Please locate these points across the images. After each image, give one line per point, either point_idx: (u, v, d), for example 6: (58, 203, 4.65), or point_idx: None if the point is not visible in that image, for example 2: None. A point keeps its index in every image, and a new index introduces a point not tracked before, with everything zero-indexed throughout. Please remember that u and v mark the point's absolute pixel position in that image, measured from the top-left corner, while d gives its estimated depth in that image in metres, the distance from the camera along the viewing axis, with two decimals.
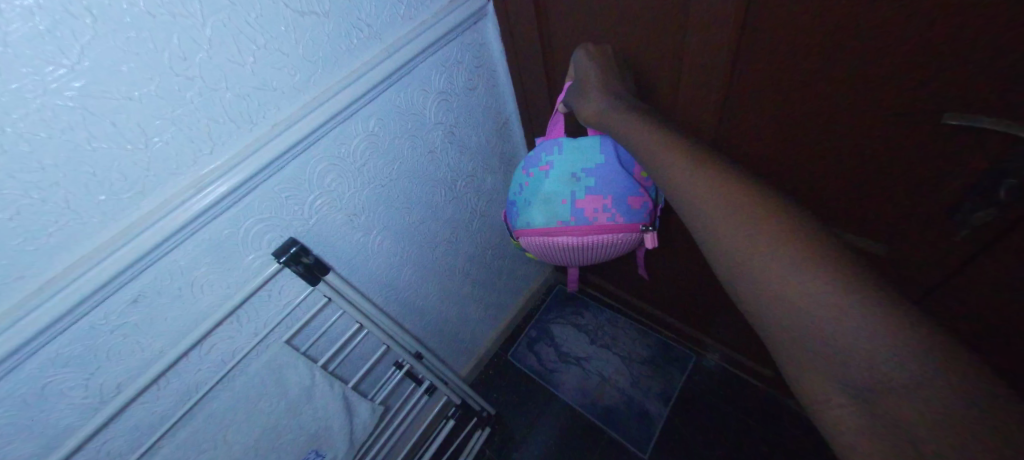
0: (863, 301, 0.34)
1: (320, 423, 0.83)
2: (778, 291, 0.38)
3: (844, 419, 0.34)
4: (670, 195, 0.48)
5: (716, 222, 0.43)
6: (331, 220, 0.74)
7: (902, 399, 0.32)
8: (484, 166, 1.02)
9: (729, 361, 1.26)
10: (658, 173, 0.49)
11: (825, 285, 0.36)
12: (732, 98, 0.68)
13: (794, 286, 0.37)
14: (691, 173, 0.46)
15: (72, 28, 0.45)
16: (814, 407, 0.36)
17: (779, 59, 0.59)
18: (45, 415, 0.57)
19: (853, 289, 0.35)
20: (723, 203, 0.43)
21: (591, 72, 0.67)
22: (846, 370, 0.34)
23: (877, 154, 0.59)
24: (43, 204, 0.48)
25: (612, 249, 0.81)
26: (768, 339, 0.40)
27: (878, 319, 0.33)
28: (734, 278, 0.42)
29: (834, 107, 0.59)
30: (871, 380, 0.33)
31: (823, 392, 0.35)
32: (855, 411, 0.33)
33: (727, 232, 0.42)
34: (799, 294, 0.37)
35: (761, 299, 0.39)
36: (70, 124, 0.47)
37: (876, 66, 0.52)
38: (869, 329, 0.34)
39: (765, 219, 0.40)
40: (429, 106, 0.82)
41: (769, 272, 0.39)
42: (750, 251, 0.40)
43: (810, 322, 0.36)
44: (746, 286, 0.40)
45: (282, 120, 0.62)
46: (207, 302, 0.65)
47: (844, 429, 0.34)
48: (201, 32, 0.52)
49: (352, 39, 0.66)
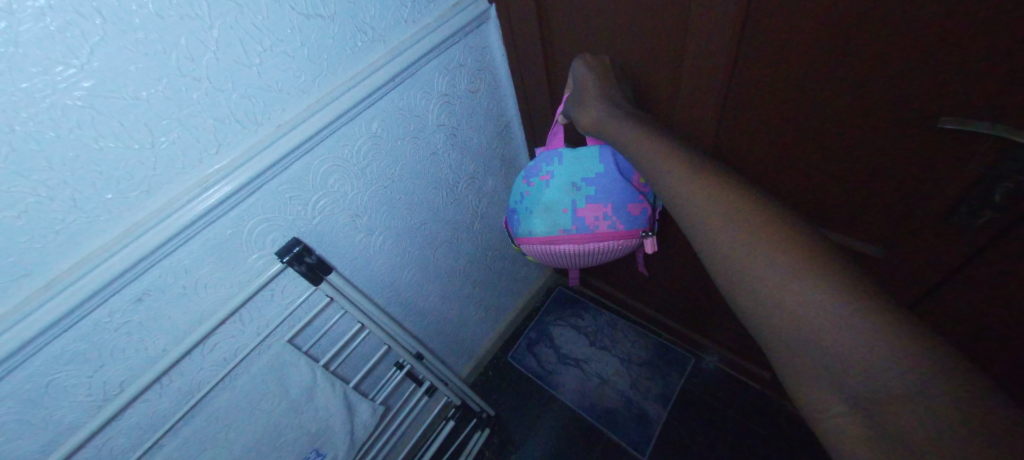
0: (859, 309, 0.35)
1: (321, 423, 0.83)
2: (778, 301, 0.39)
3: (844, 423, 0.34)
4: (669, 206, 0.49)
5: (715, 232, 0.44)
6: (334, 220, 0.75)
7: (900, 408, 0.32)
8: (485, 168, 1.03)
9: (727, 362, 1.27)
10: (656, 180, 0.50)
11: (824, 292, 0.37)
12: (731, 104, 0.68)
13: (790, 293, 0.38)
14: (688, 180, 0.47)
15: (82, 29, 0.45)
16: (817, 415, 0.36)
17: (777, 65, 0.60)
18: (49, 413, 0.57)
19: (849, 296, 0.36)
20: (720, 211, 0.44)
21: (587, 82, 0.68)
22: (846, 379, 0.35)
23: (873, 159, 0.60)
24: (49, 202, 0.49)
25: (611, 254, 0.82)
26: (765, 345, 0.40)
27: (875, 327, 0.34)
28: (735, 286, 0.42)
29: (831, 113, 0.60)
30: (871, 389, 0.34)
31: (824, 400, 0.35)
32: (856, 419, 0.34)
33: (726, 239, 0.43)
34: (797, 301, 0.38)
35: (758, 305, 0.40)
36: (79, 123, 0.48)
37: (874, 74, 0.53)
38: (867, 337, 0.34)
39: (761, 227, 0.41)
40: (431, 108, 0.82)
41: (767, 280, 0.39)
42: (748, 258, 0.41)
43: (808, 329, 0.37)
44: (744, 292, 0.41)
45: (287, 122, 0.63)
46: (210, 301, 0.65)
47: (844, 436, 0.34)
48: (209, 33, 0.52)
49: (357, 42, 0.67)
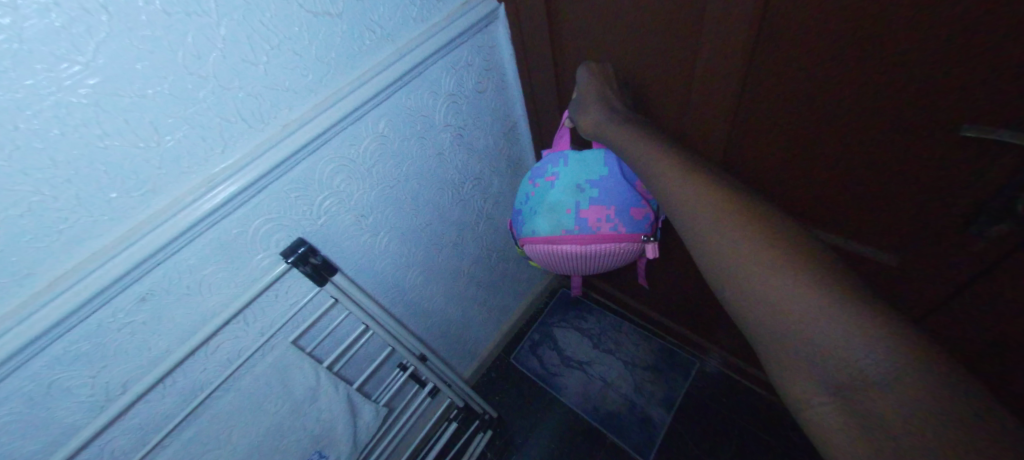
0: (841, 305, 0.37)
1: (324, 424, 0.82)
2: (765, 298, 0.40)
3: (825, 417, 0.36)
4: (666, 210, 0.50)
5: (710, 237, 0.45)
6: (340, 220, 0.74)
7: (879, 398, 0.34)
8: (492, 168, 1.02)
9: (732, 368, 1.26)
10: (653, 184, 0.52)
11: (807, 291, 0.38)
12: (743, 108, 0.67)
13: (776, 292, 0.40)
14: (682, 185, 0.49)
15: (87, 25, 0.45)
16: (801, 406, 0.38)
17: (792, 70, 0.58)
18: (51, 413, 0.56)
19: (833, 294, 0.37)
20: (712, 214, 0.45)
21: (588, 85, 0.68)
22: (829, 372, 0.36)
23: (890, 165, 0.59)
24: (53, 201, 0.48)
25: (612, 261, 0.80)
26: (754, 342, 0.42)
27: (856, 323, 0.36)
28: (725, 285, 0.44)
29: (847, 119, 0.58)
30: (850, 380, 0.35)
31: (806, 391, 0.37)
32: (835, 408, 0.35)
33: (717, 241, 0.44)
34: (782, 301, 0.39)
35: (746, 303, 0.42)
36: (84, 121, 0.47)
37: (894, 80, 0.52)
38: (847, 333, 0.36)
39: (751, 230, 0.43)
40: (438, 108, 0.81)
41: (754, 280, 0.41)
42: (737, 260, 0.43)
43: (792, 326, 0.38)
44: (733, 291, 0.43)
45: (293, 121, 0.62)
46: (214, 302, 0.64)
47: (825, 423, 0.36)
48: (216, 31, 0.51)
49: (364, 41, 0.66)
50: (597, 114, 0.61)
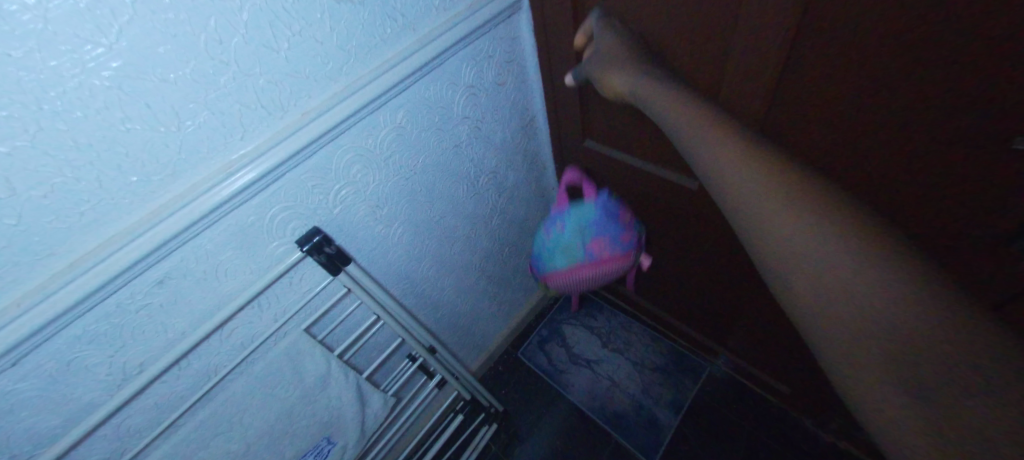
0: (903, 267, 0.30)
1: (333, 412, 0.83)
2: (807, 260, 0.34)
3: (877, 393, 0.29)
4: (696, 170, 0.45)
5: (744, 195, 0.39)
6: (355, 210, 0.74)
7: (944, 366, 0.27)
8: (508, 162, 1.00)
9: (744, 374, 1.24)
10: (683, 141, 0.46)
11: (858, 254, 0.32)
12: (772, 112, 0.64)
13: (820, 252, 0.33)
14: (715, 140, 0.43)
15: (112, 7, 0.44)
16: (846, 383, 0.31)
17: (825, 75, 0.55)
18: (70, 391, 0.57)
19: (889, 257, 0.31)
20: (751, 171, 0.39)
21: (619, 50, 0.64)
22: (884, 340, 0.29)
23: (926, 177, 0.57)
24: (74, 182, 0.48)
25: (603, 275, 1.00)
26: (789, 314, 0.35)
27: (922, 286, 0.29)
28: (761, 249, 0.37)
29: (883, 128, 0.55)
30: (907, 348, 0.28)
31: (852, 364, 0.30)
32: (889, 380, 0.28)
33: (756, 199, 0.38)
34: (828, 264, 0.33)
35: (785, 264, 0.35)
36: (106, 104, 0.47)
37: (937, 89, 0.49)
38: (907, 297, 0.29)
39: (796, 187, 0.37)
40: (457, 100, 0.80)
41: (796, 238, 0.35)
42: (778, 219, 0.36)
43: (840, 290, 0.32)
44: (771, 251, 0.36)
45: (312, 109, 0.61)
46: (229, 287, 0.65)
47: (871, 402, 0.29)
48: (239, 16, 0.51)
49: (386, 29, 0.65)
50: (629, 78, 0.58)
